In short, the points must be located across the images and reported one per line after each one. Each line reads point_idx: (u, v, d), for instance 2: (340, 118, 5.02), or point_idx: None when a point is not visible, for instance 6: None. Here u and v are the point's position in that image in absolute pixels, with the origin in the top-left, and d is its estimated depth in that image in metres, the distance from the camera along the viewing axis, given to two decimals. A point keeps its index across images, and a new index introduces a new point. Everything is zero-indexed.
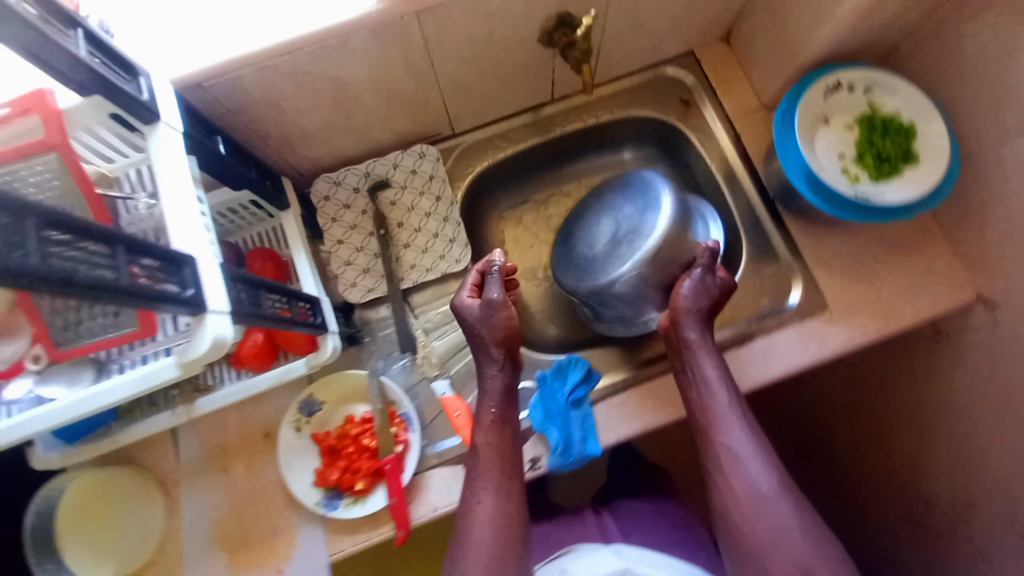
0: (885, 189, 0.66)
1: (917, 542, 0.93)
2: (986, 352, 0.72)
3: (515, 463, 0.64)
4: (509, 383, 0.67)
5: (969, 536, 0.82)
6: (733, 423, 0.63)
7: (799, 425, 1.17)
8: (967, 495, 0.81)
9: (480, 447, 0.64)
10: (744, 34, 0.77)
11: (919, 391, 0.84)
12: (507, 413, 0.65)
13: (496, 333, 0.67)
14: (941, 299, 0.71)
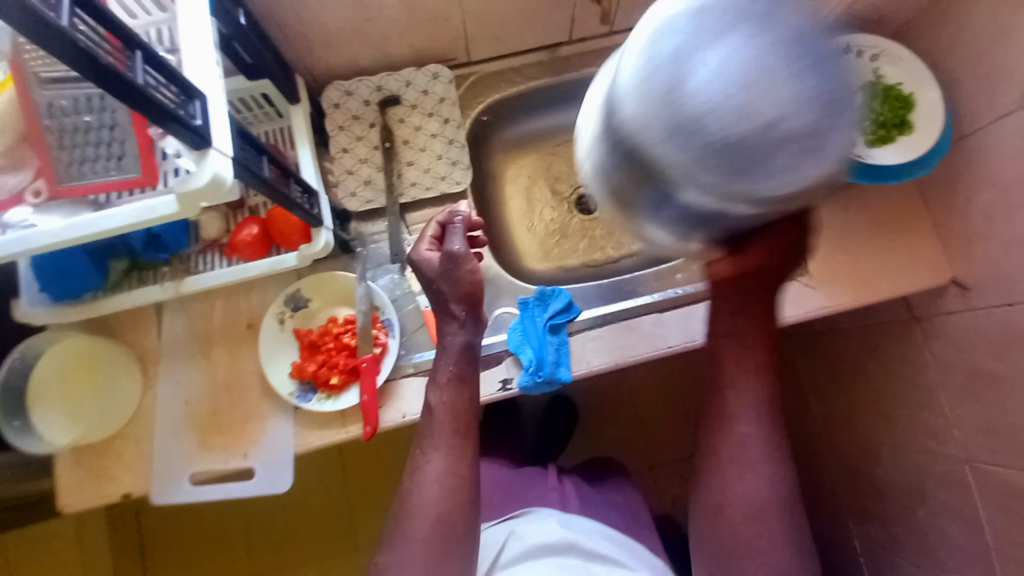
0: (879, 152, 0.68)
1: (869, 530, 0.95)
2: (951, 336, 0.74)
3: (471, 422, 0.62)
4: (471, 342, 0.62)
5: (917, 524, 0.85)
6: (755, 412, 0.58)
7: None
8: (919, 483, 0.83)
9: (434, 407, 0.61)
10: None
11: (886, 374, 0.87)
12: (464, 371, 0.61)
13: (459, 288, 0.60)
14: (918, 277, 0.74)
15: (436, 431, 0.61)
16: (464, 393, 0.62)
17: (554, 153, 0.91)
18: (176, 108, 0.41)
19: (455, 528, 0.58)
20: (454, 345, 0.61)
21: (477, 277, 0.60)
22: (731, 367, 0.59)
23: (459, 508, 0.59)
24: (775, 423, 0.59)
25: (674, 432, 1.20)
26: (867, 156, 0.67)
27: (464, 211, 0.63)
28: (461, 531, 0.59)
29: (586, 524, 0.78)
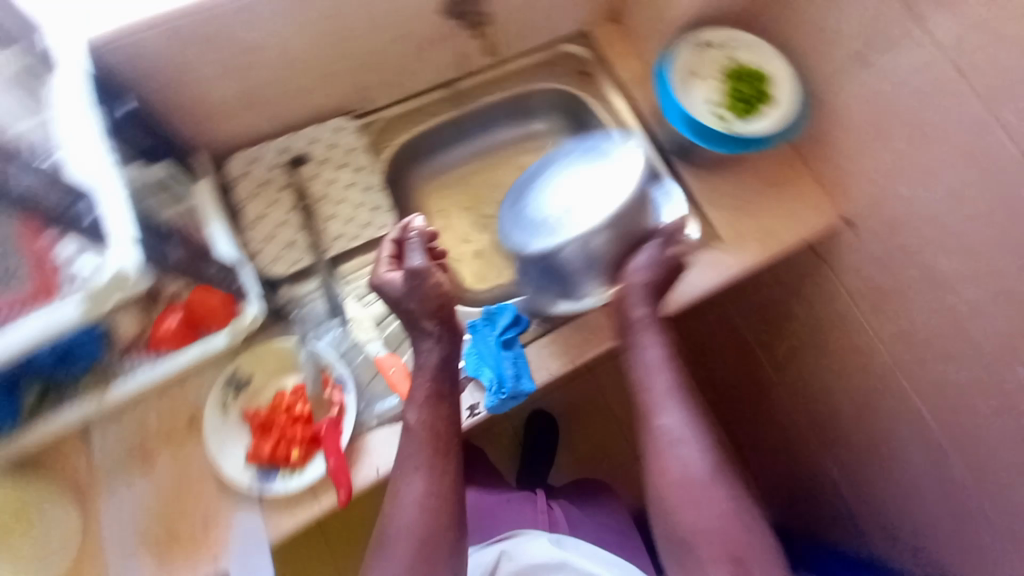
0: (754, 123, 0.76)
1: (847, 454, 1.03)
2: (856, 267, 0.83)
3: (450, 441, 0.62)
4: (446, 357, 0.65)
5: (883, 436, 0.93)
6: (670, 406, 0.68)
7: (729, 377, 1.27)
8: (870, 402, 0.92)
9: (413, 424, 0.61)
10: (620, 10, 0.88)
11: (815, 315, 0.95)
12: (441, 386, 0.63)
13: (428, 304, 0.64)
14: (811, 223, 0.82)
15: (414, 450, 0.61)
16: (442, 409, 0.62)
17: (471, 182, 0.93)
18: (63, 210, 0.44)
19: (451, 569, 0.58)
20: (430, 362, 0.64)
21: (440, 287, 0.65)
22: (642, 371, 0.70)
23: (445, 532, 0.58)
24: (697, 411, 0.68)
25: None
26: (744, 128, 0.76)
27: (420, 224, 0.67)
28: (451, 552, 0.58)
29: (577, 541, 0.78)
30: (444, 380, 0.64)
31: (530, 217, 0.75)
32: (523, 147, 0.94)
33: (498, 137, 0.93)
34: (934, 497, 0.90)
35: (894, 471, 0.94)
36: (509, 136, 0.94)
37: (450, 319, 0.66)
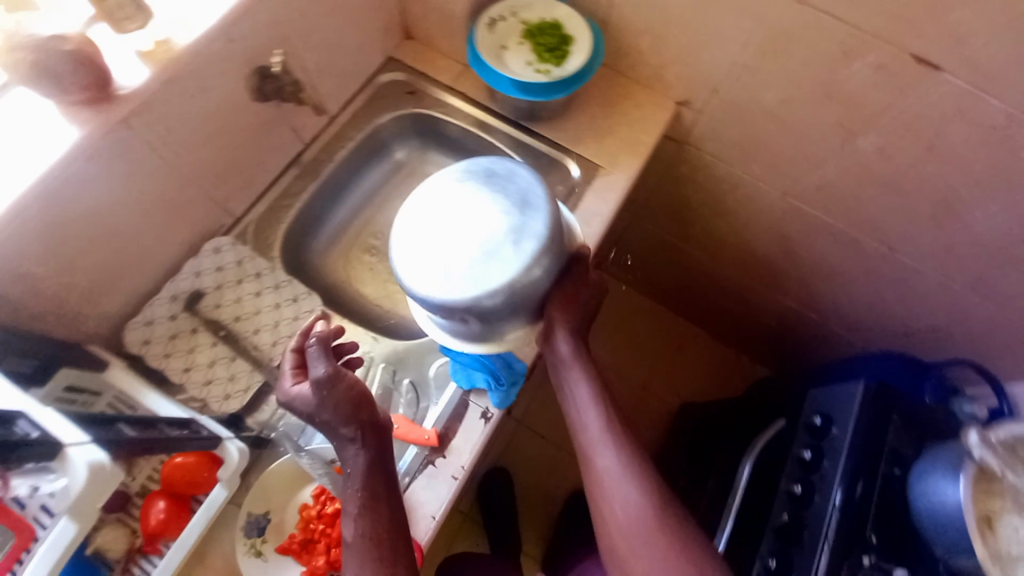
0: (568, 62, 0.82)
1: (787, 280, 1.19)
2: (708, 132, 0.97)
3: (398, 540, 0.58)
4: (376, 457, 0.60)
5: (802, 248, 1.08)
6: (607, 447, 0.65)
7: (673, 273, 1.40)
8: (779, 230, 1.08)
9: (352, 542, 0.57)
10: (410, 26, 0.94)
11: (702, 186, 1.09)
12: (376, 492, 0.58)
13: (342, 409, 0.58)
14: (657, 117, 0.94)
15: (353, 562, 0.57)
16: (376, 506, 0.58)
17: (370, 232, 0.95)
18: (6, 437, 0.42)
19: None
20: (357, 462, 0.59)
21: (352, 390, 0.59)
22: (575, 409, 0.67)
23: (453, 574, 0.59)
24: (633, 452, 0.65)
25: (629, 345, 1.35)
26: (563, 71, 0.82)
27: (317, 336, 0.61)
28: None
29: None
30: (376, 478, 0.59)
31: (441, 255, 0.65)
32: (395, 180, 0.98)
33: (369, 181, 0.96)
34: (861, 273, 1.06)
35: (824, 271, 1.11)
36: (378, 176, 0.97)
37: (367, 422, 0.59)
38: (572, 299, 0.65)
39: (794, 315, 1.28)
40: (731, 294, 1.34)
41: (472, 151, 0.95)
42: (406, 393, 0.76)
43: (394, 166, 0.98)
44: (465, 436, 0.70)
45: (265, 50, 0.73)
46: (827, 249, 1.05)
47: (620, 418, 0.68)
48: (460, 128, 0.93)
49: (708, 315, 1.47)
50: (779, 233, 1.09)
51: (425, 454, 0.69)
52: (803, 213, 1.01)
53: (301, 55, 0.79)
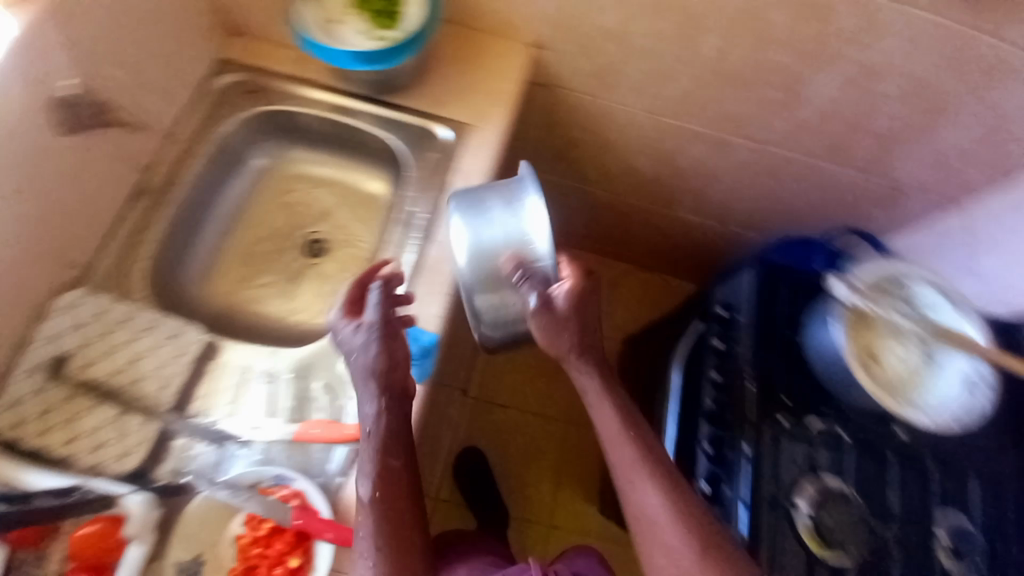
0: (404, 24, 0.79)
1: (685, 193, 1.23)
2: (568, 65, 0.96)
3: (409, 498, 0.61)
4: (395, 427, 0.62)
5: (686, 158, 1.12)
6: (640, 477, 0.64)
7: (587, 215, 1.41)
8: (662, 146, 1.10)
9: (366, 503, 0.59)
10: (234, 21, 0.86)
11: (582, 121, 1.09)
12: (387, 457, 0.60)
13: (383, 356, 0.61)
14: (514, 62, 0.91)
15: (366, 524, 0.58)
16: (390, 463, 0.60)
17: (251, 247, 0.89)
18: None
19: None
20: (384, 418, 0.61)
21: (393, 351, 0.62)
22: (602, 428, 0.67)
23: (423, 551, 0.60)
24: (662, 466, 0.65)
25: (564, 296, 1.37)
26: (401, 33, 0.78)
27: (380, 283, 0.65)
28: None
29: None
30: (391, 448, 0.61)
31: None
32: (263, 187, 0.92)
33: (234, 194, 0.90)
34: (750, 166, 1.11)
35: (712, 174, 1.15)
36: (243, 186, 0.90)
37: (399, 384, 0.62)
38: (560, 319, 0.64)
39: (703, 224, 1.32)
40: (646, 219, 1.36)
41: (336, 137, 0.89)
42: (323, 398, 0.70)
43: (256, 173, 0.91)
44: None
45: (52, 77, 0.65)
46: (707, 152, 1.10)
47: (651, 443, 0.66)
48: (315, 118, 0.87)
49: (629, 246, 1.50)
50: (667, 149, 1.11)
51: (354, 449, 0.67)
52: (682, 123, 1.04)
53: (97, 77, 0.70)
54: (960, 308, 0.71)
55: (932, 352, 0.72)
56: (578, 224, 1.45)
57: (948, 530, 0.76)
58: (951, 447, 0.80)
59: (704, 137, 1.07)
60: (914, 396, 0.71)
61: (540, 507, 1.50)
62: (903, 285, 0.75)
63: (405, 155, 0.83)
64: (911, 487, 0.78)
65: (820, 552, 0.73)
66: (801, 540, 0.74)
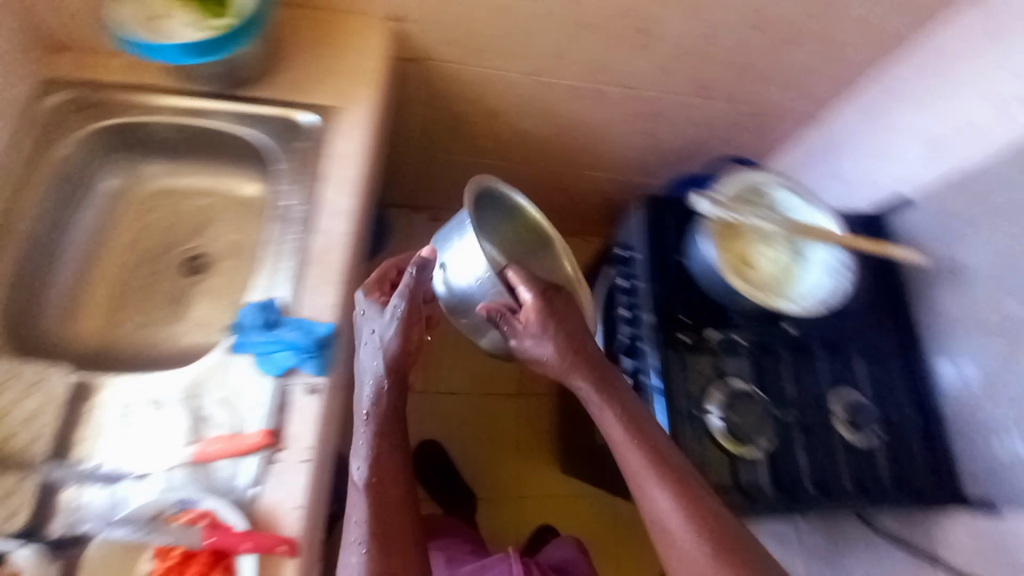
0: (237, 10, 0.75)
1: (581, 149, 1.25)
2: (433, 37, 0.92)
3: (395, 484, 0.67)
4: (389, 411, 0.69)
5: (572, 114, 1.14)
6: (636, 459, 0.68)
7: None
8: (547, 106, 1.11)
9: (358, 486, 0.65)
10: (53, 34, 0.78)
11: (464, 94, 1.06)
12: (381, 442, 0.68)
13: (404, 332, 0.69)
14: (374, 38, 0.87)
15: (361, 509, 0.64)
16: (382, 446, 0.68)
17: (125, 277, 0.83)
18: None
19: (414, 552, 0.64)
20: (383, 396, 0.69)
21: (407, 337, 0.70)
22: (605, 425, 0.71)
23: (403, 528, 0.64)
24: (653, 445, 0.69)
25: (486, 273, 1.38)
26: (235, 20, 0.74)
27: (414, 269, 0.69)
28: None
29: None
30: (384, 433, 0.68)
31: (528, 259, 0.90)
32: (123, 211, 0.85)
33: (89, 220, 0.82)
34: (633, 111, 1.14)
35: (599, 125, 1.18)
36: (100, 212, 0.83)
37: (402, 371, 0.70)
38: (540, 325, 0.71)
39: (605, 178, 1.35)
40: (551, 181, 1.37)
41: (194, 143, 0.83)
42: (220, 414, 0.67)
43: (113, 197, 0.85)
44: (298, 419, 0.67)
45: None
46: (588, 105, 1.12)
47: (647, 430, 0.71)
48: (166, 124, 0.80)
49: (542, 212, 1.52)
50: (553, 108, 1.12)
51: (264, 455, 0.66)
52: (557, 79, 1.05)
53: None
54: (813, 202, 0.77)
55: (800, 248, 0.79)
56: None
57: (841, 405, 0.84)
58: (834, 333, 0.88)
59: (581, 91, 1.08)
60: (792, 290, 0.77)
61: (503, 483, 1.51)
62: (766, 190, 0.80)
63: (268, 147, 0.79)
64: (804, 373, 0.85)
65: (738, 450, 0.79)
66: (717, 442, 0.80)
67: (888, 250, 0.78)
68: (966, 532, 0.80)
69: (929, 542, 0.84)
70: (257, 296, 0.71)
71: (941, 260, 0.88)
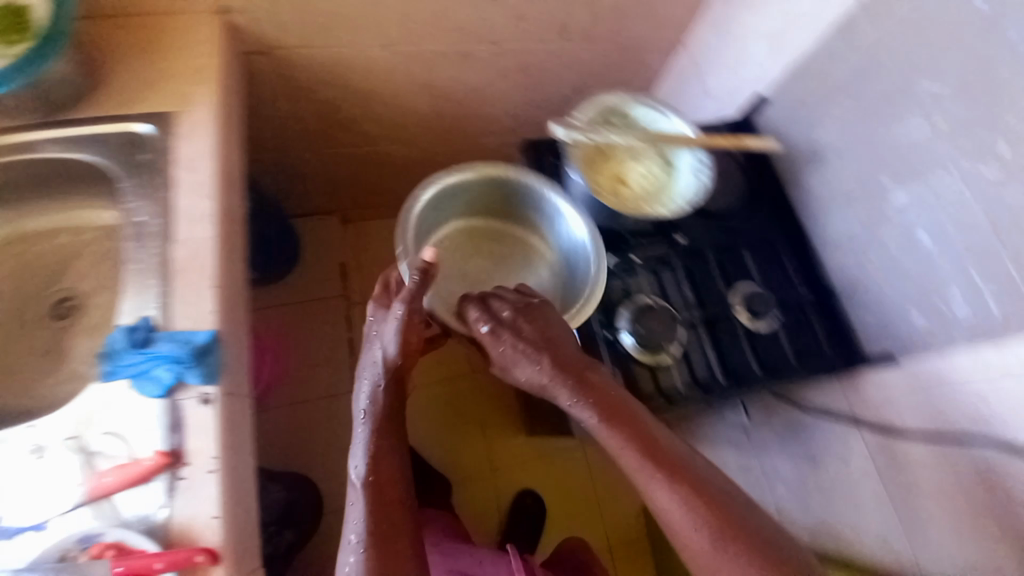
0: (37, 27, 0.70)
1: (473, 121, 1.21)
2: (274, 29, 0.87)
3: (393, 489, 0.71)
4: (386, 410, 0.75)
5: (453, 88, 1.09)
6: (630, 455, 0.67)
7: (395, 175, 1.38)
8: (425, 83, 1.06)
9: (356, 484, 0.70)
10: None
11: (331, 84, 1.01)
12: (377, 444, 0.73)
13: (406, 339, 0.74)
14: (207, 36, 0.82)
15: (358, 507, 0.69)
16: (380, 447, 0.73)
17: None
18: None
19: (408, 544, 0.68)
20: (381, 398, 0.75)
21: (406, 341, 0.75)
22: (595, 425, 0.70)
23: (400, 523, 0.69)
24: (642, 437, 0.68)
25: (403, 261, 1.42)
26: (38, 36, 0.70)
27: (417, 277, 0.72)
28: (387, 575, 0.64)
29: None
30: (383, 437, 0.74)
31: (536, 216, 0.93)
32: None
33: None
34: (507, 69, 1.07)
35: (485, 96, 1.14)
36: None
37: (398, 375, 0.77)
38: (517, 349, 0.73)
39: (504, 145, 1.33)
40: (452, 155, 1.32)
41: (36, 182, 0.78)
42: (111, 444, 0.65)
43: None
44: (194, 432, 0.65)
45: None
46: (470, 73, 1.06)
47: (638, 425, 0.69)
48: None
49: None
50: (432, 81, 1.06)
51: (167, 476, 0.63)
52: (425, 48, 0.97)
53: None
54: (668, 112, 0.80)
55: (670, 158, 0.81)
56: (393, 187, 1.42)
57: (742, 298, 0.88)
58: (722, 235, 0.92)
59: (453, 56, 1.01)
60: (669, 198, 0.79)
61: (474, 460, 1.51)
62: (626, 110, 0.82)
63: (107, 165, 0.75)
64: (697, 275, 0.90)
65: (653, 360, 0.83)
66: (635, 358, 0.84)
67: (748, 144, 0.81)
68: (875, 387, 0.86)
69: (848, 407, 0.91)
70: (126, 318, 0.68)
71: (806, 145, 0.93)
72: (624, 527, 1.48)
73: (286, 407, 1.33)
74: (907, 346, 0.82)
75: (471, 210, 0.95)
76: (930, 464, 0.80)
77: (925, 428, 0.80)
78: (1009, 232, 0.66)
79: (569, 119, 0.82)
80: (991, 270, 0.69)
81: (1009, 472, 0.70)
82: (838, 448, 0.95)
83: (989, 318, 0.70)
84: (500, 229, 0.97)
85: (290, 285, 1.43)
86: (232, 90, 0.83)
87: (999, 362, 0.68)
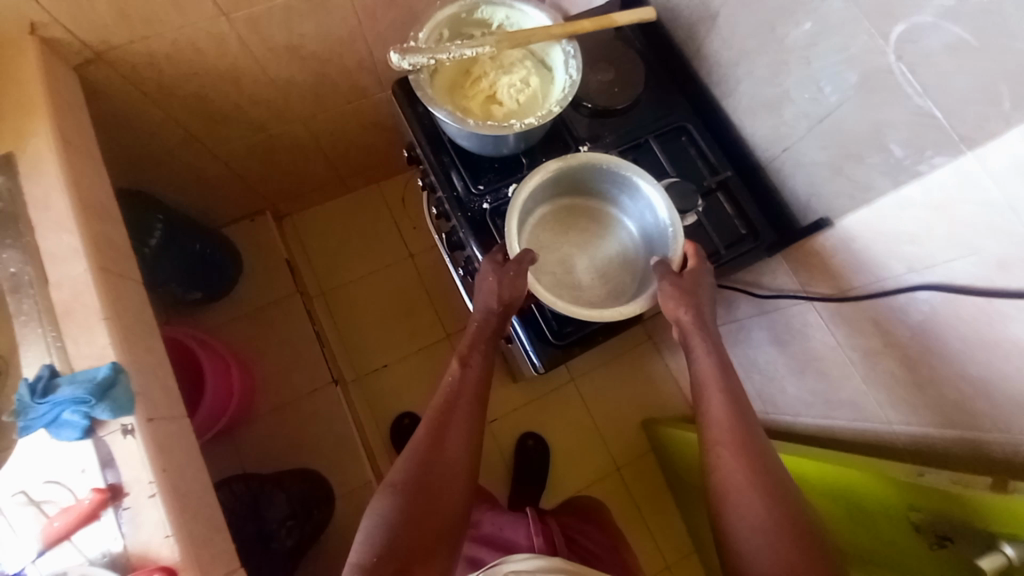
0: None
1: (360, 79, 1.14)
2: (95, 32, 0.81)
3: (479, 395, 0.73)
4: (487, 330, 0.74)
5: (322, 47, 1.02)
6: (724, 416, 0.66)
7: (308, 157, 1.32)
8: (289, 48, 0.99)
9: (456, 368, 0.73)
10: None
11: (190, 74, 0.95)
12: (476, 347, 0.74)
13: (506, 295, 0.71)
14: (24, 60, 0.77)
15: (448, 387, 0.72)
16: (480, 347, 0.74)
17: None
18: None
19: (465, 453, 0.69)
20: (487, 319, 0.74)
21: (510, 293, 0.71)
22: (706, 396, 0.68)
23: (472, 425, 0.71)
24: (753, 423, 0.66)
25: (384, 265, 1.52)
26: None
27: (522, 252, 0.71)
28: (436, 453, 0.67)
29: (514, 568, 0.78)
30: (479, 346, 0.74)
31: (635, 209, 0.80)
32: None
33: None
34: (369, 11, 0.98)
35: (360, 49, 1.06)
36: None
37: (505, 316, 0.74)
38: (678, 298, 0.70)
39: None
40: (358, 117, 1.25)
41: None
42: (46, 493, 0.65)
43: None
44: (126, 463, 0.65)
45: None
46: (330, 28, 0.99)
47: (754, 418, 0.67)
48: None
49: (375, 163, 1.46)
50: (294, 41, 0.98)
51: (112, 509, 0.64)
52: (268, 6, 0.89)
53: None
54: (517, 4, 0.76)
55: (538, 55, 0.77)
56: (311, 171, 1.37)
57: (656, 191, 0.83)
58: (625, 130, 0.87)
59: (306, 7, 0.92)
60: (545, 100, 0.76)
61: None
62: (472, 17, 0.76)
63: None
64: None
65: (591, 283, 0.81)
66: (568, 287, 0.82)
67: (613, 21, 0.75)
68: (814, 256, 0.81)
69: (798, 281, 0.87)
70: (30, 370, 0.67)
71: (696, 6, 0.83)
72: (631, 446, 1.48)
73: (270, 414, 1.34)
74: (834, 204, 0.76)
75: (585, 190, 0.82)
76: (878, 330, 0.76)
77: (870, 290, 0.75)
78: (899, 45, 0.59)
79: (412, 43, 0.73)
80: (890, 94, 0.62)
81: (959, 320, 0.64)
82: (799, 326, 0.93)
83: (912, 153, 0.62)
84: (609, 221, 0.83)
85: (241, 294, 1.41)
86: (68, 113, 0.79)
87: (920, 198, 0.63)
